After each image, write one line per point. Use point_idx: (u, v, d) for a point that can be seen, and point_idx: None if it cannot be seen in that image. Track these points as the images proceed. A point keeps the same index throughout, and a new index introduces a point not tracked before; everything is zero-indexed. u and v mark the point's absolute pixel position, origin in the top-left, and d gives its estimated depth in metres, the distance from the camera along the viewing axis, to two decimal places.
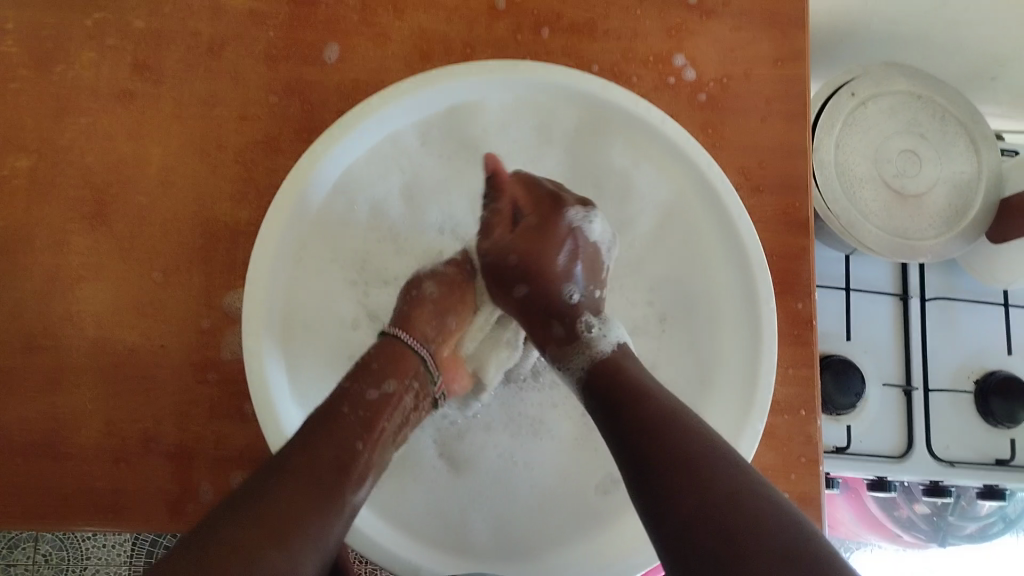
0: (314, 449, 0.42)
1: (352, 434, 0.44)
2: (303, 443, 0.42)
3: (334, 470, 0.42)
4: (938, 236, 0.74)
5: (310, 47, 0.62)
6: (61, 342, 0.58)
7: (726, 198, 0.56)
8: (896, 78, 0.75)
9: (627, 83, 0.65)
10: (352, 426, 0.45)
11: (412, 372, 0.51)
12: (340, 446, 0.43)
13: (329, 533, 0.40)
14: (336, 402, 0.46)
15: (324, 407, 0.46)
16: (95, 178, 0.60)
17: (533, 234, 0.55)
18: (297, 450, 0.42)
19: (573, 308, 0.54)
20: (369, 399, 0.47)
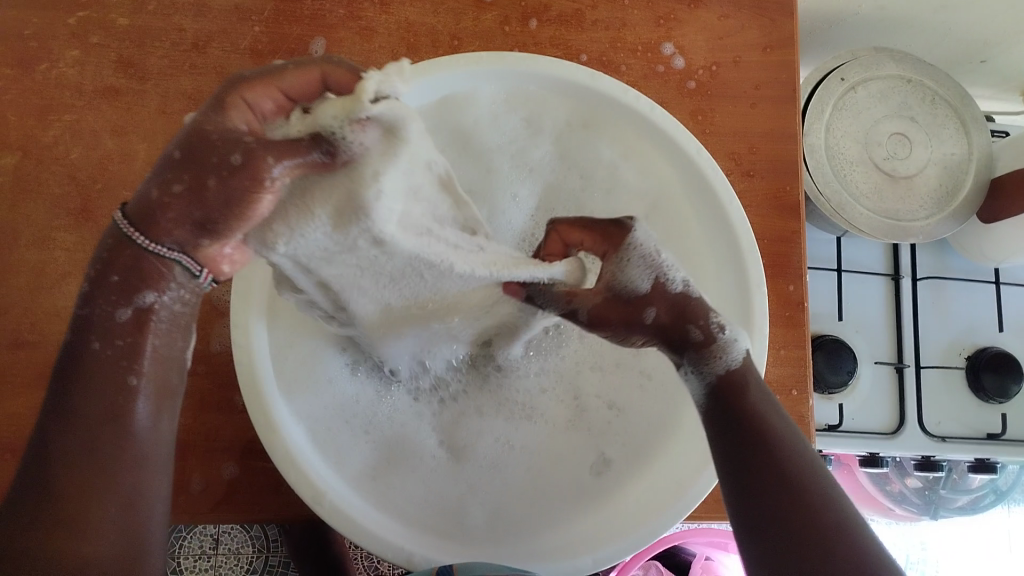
0: (79, 413, 0.38)
1: (110, 368, 0.39)
2: (60, 405, 0.38)
3: (101, 407, 0.38)
4: (929, 217, 0.74)
5: (296, 41, 0.62)
6: (51, 338, 0.58)
7: (715, 184, 0.55)
8: (886, 61, 0.76)
9: (616, 72, 0.65)
10: (110, 364, 0.39)
11: (167, 281, 0.38)
12: (105, 375, 0.39)
13: (124, 484, 0.38)
14: (82, 335, 0.39)
15: (72, 338, 0.39)
16: (80, 175, 0.60)
17: (609, 240, 0.47)
18: (66, 402, 0.38)
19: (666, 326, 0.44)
20: (119, 323, 0.39)
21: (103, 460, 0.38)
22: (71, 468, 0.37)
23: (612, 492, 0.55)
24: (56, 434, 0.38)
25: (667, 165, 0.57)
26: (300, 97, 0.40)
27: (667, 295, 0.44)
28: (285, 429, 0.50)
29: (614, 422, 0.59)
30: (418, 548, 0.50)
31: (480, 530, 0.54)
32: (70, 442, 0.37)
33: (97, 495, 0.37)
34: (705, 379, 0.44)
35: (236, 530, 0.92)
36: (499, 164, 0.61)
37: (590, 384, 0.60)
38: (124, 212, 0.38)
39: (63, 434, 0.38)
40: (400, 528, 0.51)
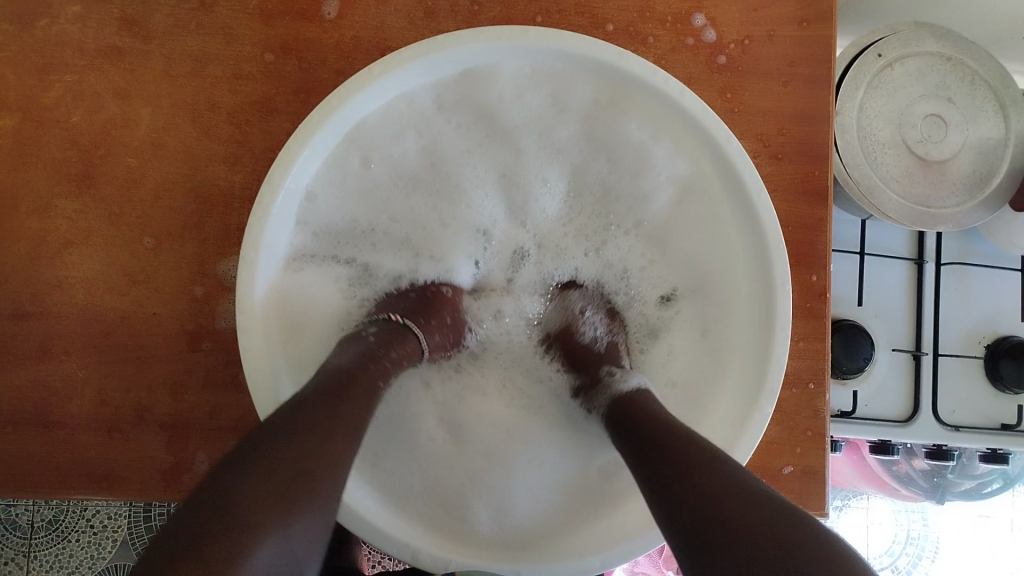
0: (313, 429, 0.40)
1: (359, 407, 0.44)
2: (293, 418, 0.41)
3: (345, 432, 0.42)
4: (959, 205, 0.71)
5: (307, 1, 0.59)
6: (52, 310, 0.57)
7: (747, 178, 0.52)
8: (925, 38, 0.72)
9: (643, 45, 0.62)
10: (359, 411, 0.44)
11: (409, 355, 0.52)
12: (353, 410, 0.43)
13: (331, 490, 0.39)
14: (359, 371, 0.46)
15: (337, 375, 0.45)
16: (82, 140, 0.58)
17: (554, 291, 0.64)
18: (317, 409, 0.41)
19: (603, 358, 0.57)
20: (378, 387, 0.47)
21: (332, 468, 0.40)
22: (318, 453, 0.39)
23: (613, 487, 0.55)
24: (306, 427, 0.40)
25: (700, 152, 0.55)
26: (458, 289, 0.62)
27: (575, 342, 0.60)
28: None
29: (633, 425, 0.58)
30: (424, 544, 0.49)
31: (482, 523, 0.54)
32: (320, 447, 0.40)
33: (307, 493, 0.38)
34: (600, 406, 0.54)
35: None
36: (523, 140, 0.58)
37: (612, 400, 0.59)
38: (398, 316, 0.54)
39: (307, 436, 0.40)
40: (410, 526, 0.51)
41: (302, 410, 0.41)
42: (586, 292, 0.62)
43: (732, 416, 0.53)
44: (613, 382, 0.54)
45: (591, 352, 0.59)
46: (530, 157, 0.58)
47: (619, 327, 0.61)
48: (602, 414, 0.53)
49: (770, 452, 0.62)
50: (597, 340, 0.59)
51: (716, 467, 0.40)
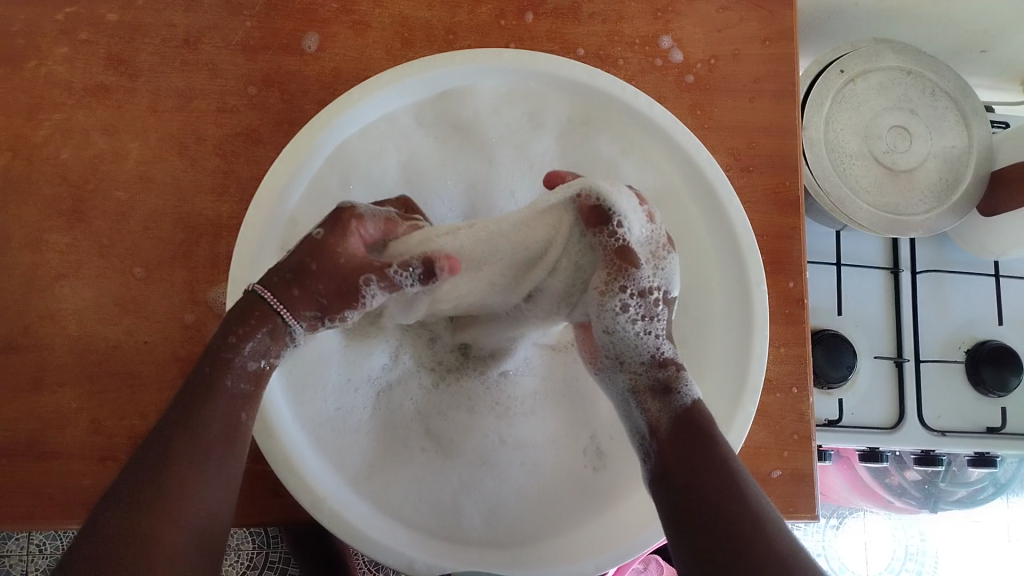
0: (199, 428, 0.41)
1: (233, 408, 0.43)
2: (185, 419, 0.41)
3: (215, 443, 0.41)
4: (929, 211, 0.73)
5: (289, 36, 0.61)
6: (44, 342, 0.58)
7: (718, 185, 0.55)
8: (885, 53, 0.75)
9: (614, 67, 0.64)
10: (234, 399, 0.43)
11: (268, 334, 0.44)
12: (223, 422, 0.42)
13: (217, 494, 0.41)
14: (216, 372, 0.42)
15: (205, 368, 0.43)
16: (72, 175, 0.59)
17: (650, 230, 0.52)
18: (178, 435, 0.40)
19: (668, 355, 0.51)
20: (251, 371, 0.43)
21: (190, 494, 0.39)
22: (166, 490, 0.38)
23: (606, 494, 0.56)
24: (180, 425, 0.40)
25: (670, 164, 0.57)
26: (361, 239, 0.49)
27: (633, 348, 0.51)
28: (282, 429, 0.50)
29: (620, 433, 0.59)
30: (419, 553, 0.49)
31: (477, 531, 0.54)
32: (176, 476, 0.39)
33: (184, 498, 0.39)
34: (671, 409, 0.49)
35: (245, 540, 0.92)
36: (500, 156, 0.60)
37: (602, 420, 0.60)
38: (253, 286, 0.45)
39: (162, 469, 0.39)
40: (398, 529, 0.51)
41: (164, 437, 0.40)
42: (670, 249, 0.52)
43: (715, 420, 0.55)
44: (681, 386, 0.49)
45: (666, 359, 0.51)
46: (504, 171, 0.61)
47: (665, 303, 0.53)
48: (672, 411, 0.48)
49: (757, 457, 0.62)
50: (661, 350, 0.51)
51: (733, 479, 0.43)
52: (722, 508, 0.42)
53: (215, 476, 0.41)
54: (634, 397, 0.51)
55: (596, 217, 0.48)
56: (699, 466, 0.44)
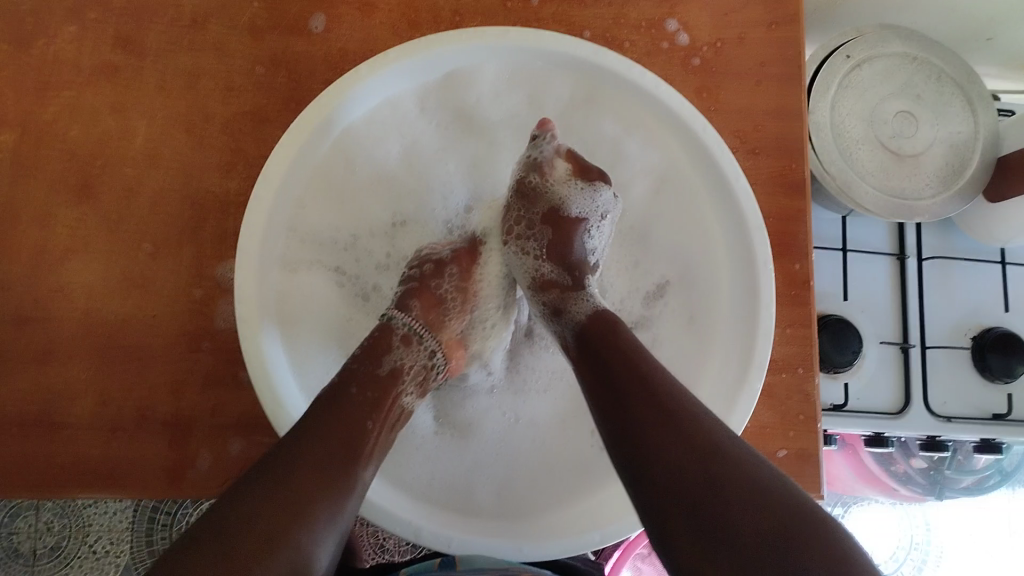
0: (327, 429, 0.43)
1: (349, 421, 0.44)
2: (312, 425, 0.43)
3: (340, 451, 0.43)
4: (935, 195, 0.73)
5: (296, 17, 0.61)
6: (51, 317, 0.58)
7: (725, 163, 0.56)
8: (891, 39, 0.75)
9: (620, 49, 0.64)
10: (360, 406, 0.46)
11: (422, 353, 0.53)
12: (344, 430, 0.44)
13: (338, 502, 0.41)
14: (343, 381, 0.47)
15: (334, 382, 0.47)
16: (80, 153, 0.60)
17: (578, 162, 0.57)
18: (301, 439, 0.42)
19: (583, 264, 0.56)
20: (377, 377, 0.48)
21: (324, 488, 0.40)
22: (303, 476, 0.40)
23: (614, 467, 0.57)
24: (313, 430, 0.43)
25: (679, 146, 0.59)
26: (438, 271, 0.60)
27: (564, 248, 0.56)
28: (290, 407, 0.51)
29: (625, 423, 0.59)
30: (425, 523, 0.51)
31: (488, 509, 0.55)
32: (305, 471, 0.40)
33: (318, 497, 0.40)
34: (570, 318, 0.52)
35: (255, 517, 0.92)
36: (502, 139, 0.61)
37: None
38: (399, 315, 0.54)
39: (296, 463, 0.40)
40: (406, 503, 0.52)
41: (291, 438, 0.42)
42: (597, 187, 0.56)
43: (722, 394, 0.57)
44: (589, 296, 0.53)
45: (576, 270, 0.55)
46: (503, 155, 0.61)
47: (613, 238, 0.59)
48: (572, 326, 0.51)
49: (763, 436, 0.62)
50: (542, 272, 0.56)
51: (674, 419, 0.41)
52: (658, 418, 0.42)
53: (342, 486, 0.41)
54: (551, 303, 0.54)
55: (584, 172, 0.56)
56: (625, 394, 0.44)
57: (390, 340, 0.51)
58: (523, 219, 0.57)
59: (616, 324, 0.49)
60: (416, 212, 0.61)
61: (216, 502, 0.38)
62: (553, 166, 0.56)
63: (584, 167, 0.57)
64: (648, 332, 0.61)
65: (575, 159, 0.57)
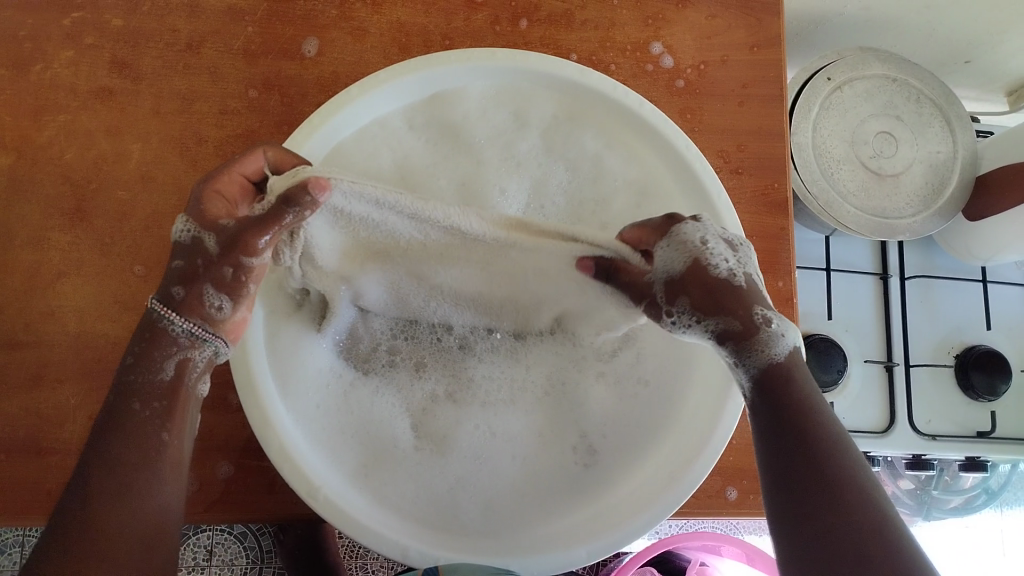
0: (115, 458, 0.42)
1: (150, 428, 0.44)
2: (98, 458, 0.42)
3: (136, 472, 0.42)
4: (915, 215, 0.75)
5: (288, 41, 0.63)
6: (45, 338, 0.59)
7: (706, 179, 0.58)
8: (871, 61, 0.77)
9: (605, 72, 0.66)
10: (148, 423, 0.44)
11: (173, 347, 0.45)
12: (143, 448, 0.43)
13: (150, 525, 0.42)
14: (123, 398, 0.44)
15: (114, 397, 0.44)
16: (75, 175, 0.61)
17: (657, 227, 0.48)
18: (96, 452, 0.42)
19: (740, 296, 0.44)
20: (164, 384, 0.45)
21: (123, 506, 0.41)
22: (105, 481, 0.41)
23: (605, 475, 0.58)
24: (108, 456, 0.42)
25: (661, 163, 0.60)
26: (258, 176, 0.49)
27: (706, 277, 0.45)
28: (277, 423, 0.52)
29: (604, 440, 0.60)
30: (412, 543, 0.52)
31: (476, 525, 0.56)
32: (107, 483, 0.41)
33: (115, 534, 0.40)
34: (748, 369, 0.44)
35: (229, 538, 0.84)
36: (489, 158, 0.61)
37: (588, 415, 0.60)
38: (152, 305, 0.45)
39: (86, 506, 0.41)
40: (393, 523, 0.53)
41: (99, 443, 0.43)
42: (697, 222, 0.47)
43: (707, 410, 0.57)
44: (772, 339, 0.43)
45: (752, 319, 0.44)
46: (491, 171, 0.61)
47: (733, 239, 0.48)
48: (753, 373, 0.44)
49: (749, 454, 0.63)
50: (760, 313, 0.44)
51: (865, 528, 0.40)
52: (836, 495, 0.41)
53: (146, 500, 0.42)
54: (743, 350, 0.44)
55: (653, 231, 0.48)
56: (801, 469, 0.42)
57: (168, 344, 0.45)
58: (657, 296, 0.46)
59: (791, 377, 0.44)
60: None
61: (56, 511, 0.41)
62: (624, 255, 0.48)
63: (651, 226, 0.49)
64: (628, 348, 0.61)
65: (654, 225, 0.48)
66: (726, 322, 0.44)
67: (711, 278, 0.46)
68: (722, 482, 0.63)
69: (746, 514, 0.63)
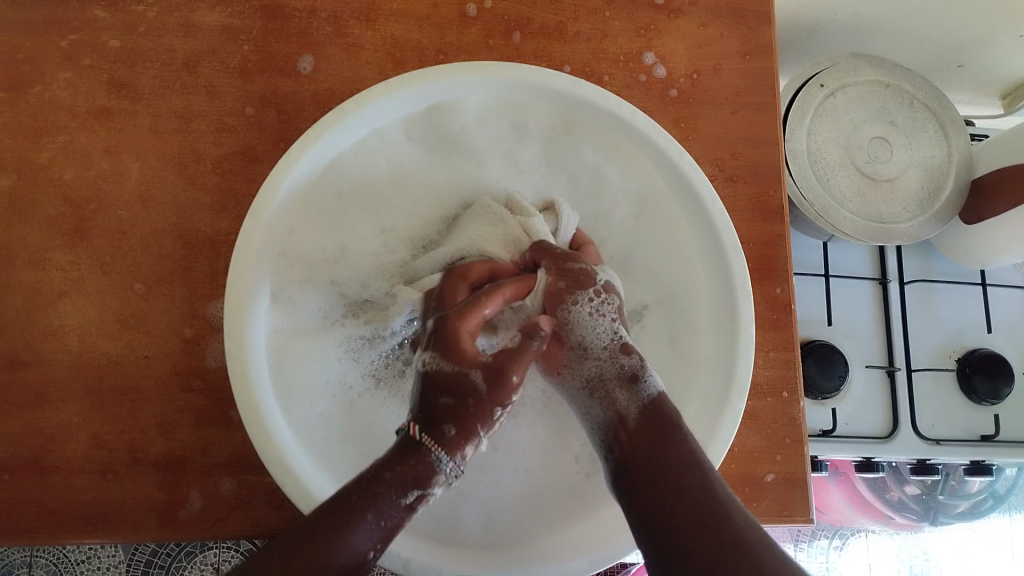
0: (322, 538, 0.42)
1: (370, 541, 0.44)
2: (309, 535, 0.43)
3: (330, 569, 0.42)
4: (912, 219, 0.75)
5: (284, 58, 0.63)
6: (46, 357, 0.59)
7: (701, 189, 0.58)
8: (863, 68, 0.77)
9: (599, 83, 0.66)
10: (367, 533, 0.44)
11: (436, 483, 0.46)
12: (343, 548, 0.43)
13: None
14: (364, 502, 0.44)
15: (354, 494, 0.44)
16: (75, 195, 0.61)
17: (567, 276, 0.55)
18: (337, 518, 0.43)
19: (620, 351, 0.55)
20: (399, 509, 0.45)
21: None
22: (321, 558, 0.42)
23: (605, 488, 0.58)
24: (318, 535, 0.43)
25: (657, 172, 0.61)
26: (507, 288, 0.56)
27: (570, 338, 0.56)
28: (278, 435, 0.52)
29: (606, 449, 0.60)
30: (414, 553, 0.51)
31: (477, 539, 0.56)
32: (309, 556, 0.42)
33: None
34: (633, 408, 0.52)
35: None
36: (489, 165, 0.63)
37: None
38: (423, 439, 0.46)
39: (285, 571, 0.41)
40: (397, 535, 0.53)
41: (325, 519, 0.43)
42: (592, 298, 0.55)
43: (706, 414, 0.58)
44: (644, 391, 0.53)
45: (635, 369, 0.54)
46: (490, 180, 0.63)
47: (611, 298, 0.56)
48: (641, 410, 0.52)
49: (751, 461, 0.63)
50: (618, 335, 0.55)
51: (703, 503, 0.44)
52: (683, 512, 0.45)
53: None
54: (600, 387, 0.55)
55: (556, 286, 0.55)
56: (656, 482, 0.47)
57: (427, 480, 0.45)
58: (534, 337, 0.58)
59: (673, 432, 0.50)
60: (405, 223, 0.62)
61: (269, 544, 0.43)
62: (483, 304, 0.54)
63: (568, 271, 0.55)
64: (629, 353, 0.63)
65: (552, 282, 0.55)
66: (597, 364, 0.55)
67: (611, 306, 0.57)
68: None
69: None
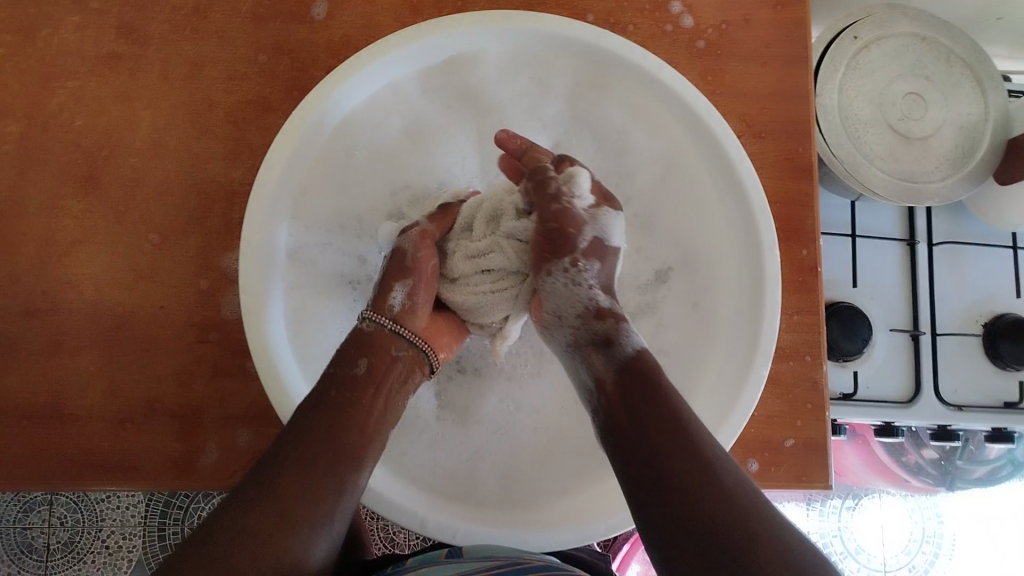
0: (305, 432, 0.44)
1: (342, 412, 0.46)
2: (295, 432, 0.44)
3: (321, 456, 0.43)
4: (944, 179, 0.72)
5: (298, 4, 0.61)
6: (61, 307, 0.59)
7: (728, 145, 0.56)
8: (899, 20, 0.74)
9: (623, 33, 0.64)
10: (338, 408, 0.46)
11: (394, 349, 0.50)
12: (324, 431, 0.45)
13: (321, 498, 0.42)
14: (324, 386, 0.48)
15: (318, 386, 0.48)
16: (86, 144, 0.60)
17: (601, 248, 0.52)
18: (291, 444, 0.44)
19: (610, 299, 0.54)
20: (357, 375, 0.48)
21: (299, 472, 0.42)
22: (294, 479, 0.42)
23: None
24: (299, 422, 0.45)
25: (684, 130, 0.59)
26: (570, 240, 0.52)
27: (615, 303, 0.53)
28: (294, 392, 0.53)
29: None
30: (430, 513, 0.52)
31: (490, 498, 0.56)
32: (255, 509, 0.40)
33: (288, 509, 0.41)
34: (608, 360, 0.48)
35: None
36: (510, 120, 0.61)
37: None
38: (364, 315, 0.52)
39: (272, 472, 0.42)
40: (419, 496, 0.53)
41: (287, 444, 0.44)
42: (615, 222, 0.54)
43: (728, 381, 0.57)
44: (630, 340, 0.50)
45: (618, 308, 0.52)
46: None
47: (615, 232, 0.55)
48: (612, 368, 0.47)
49: (770, 426, 0.62)
50: (595, 298, 0.50)
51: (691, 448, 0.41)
52: (667, 428, 0.42)
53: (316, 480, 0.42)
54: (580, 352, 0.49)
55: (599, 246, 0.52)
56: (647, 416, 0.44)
57: (386, 351, 0.50)
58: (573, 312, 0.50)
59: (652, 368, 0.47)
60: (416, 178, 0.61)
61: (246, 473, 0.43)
62: (573, 183, 0.52)
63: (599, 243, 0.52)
64: (649, 317, 0.62)
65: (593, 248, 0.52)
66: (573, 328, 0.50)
67: (606, 265, 0.52)
68: (743, 452, 0.62)
69: (764, 487, 0.62)
